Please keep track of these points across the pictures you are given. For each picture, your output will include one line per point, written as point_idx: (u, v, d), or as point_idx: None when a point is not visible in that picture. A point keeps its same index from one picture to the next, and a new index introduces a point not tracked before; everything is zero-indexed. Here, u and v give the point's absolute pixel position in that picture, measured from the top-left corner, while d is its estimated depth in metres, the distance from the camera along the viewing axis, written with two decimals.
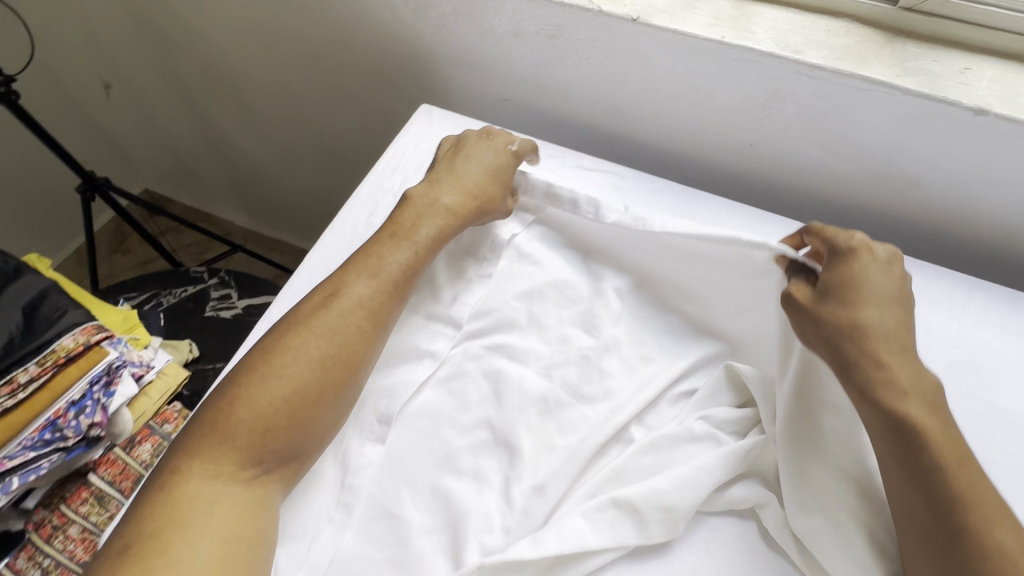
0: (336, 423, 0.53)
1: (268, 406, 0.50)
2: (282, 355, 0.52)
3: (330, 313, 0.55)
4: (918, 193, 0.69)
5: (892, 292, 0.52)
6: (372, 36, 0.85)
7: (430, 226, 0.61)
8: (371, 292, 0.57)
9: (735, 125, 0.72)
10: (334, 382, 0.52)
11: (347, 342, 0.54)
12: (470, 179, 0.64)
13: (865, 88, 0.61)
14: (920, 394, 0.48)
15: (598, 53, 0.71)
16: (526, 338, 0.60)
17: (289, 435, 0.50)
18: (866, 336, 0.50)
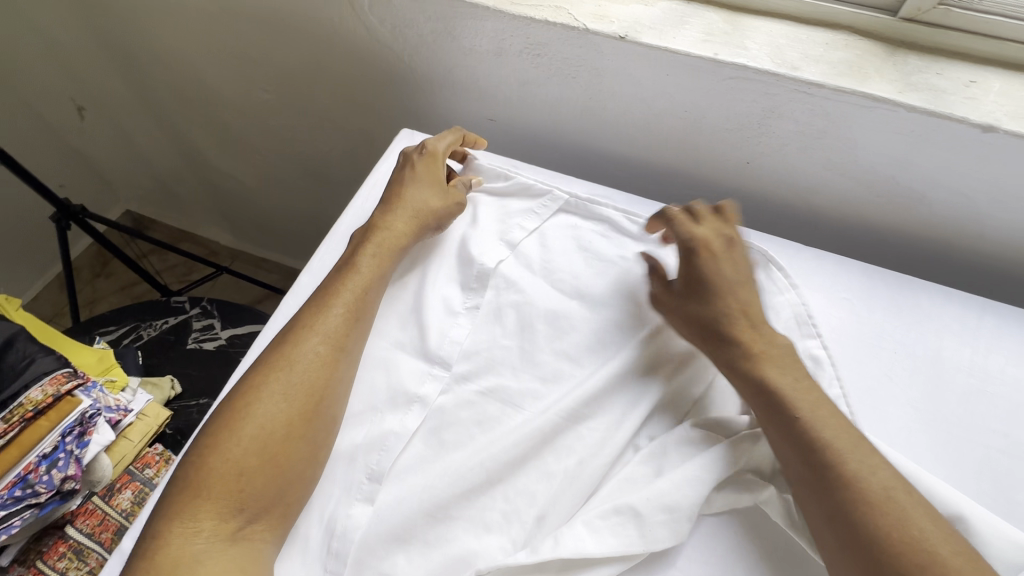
0: (316, 456, 0.48)
1: (239, 448, 0.46)
2: (246, 396, 0.48)
3: (288, 347, 0.51)
4: (922, 211, 0.66)
5: (726, 275, 0.56)
6: (349, 57, 0.81)
7: (383, 245, 0.59)
8: (330, 318, 0.53)
9: (730, 143, 0.69)
10: (301, 413, 0.48)
11: (311, 371, 0.50)
12: (408, 195, 0.63)
13: (867, 105, 0.58)
14: (779, 367, 0.50)
15: (585, 72, 0.68)
16: (521, 380, 0.55)
17: (266, 477, 0.46)
18: (720, 319, 0.53)
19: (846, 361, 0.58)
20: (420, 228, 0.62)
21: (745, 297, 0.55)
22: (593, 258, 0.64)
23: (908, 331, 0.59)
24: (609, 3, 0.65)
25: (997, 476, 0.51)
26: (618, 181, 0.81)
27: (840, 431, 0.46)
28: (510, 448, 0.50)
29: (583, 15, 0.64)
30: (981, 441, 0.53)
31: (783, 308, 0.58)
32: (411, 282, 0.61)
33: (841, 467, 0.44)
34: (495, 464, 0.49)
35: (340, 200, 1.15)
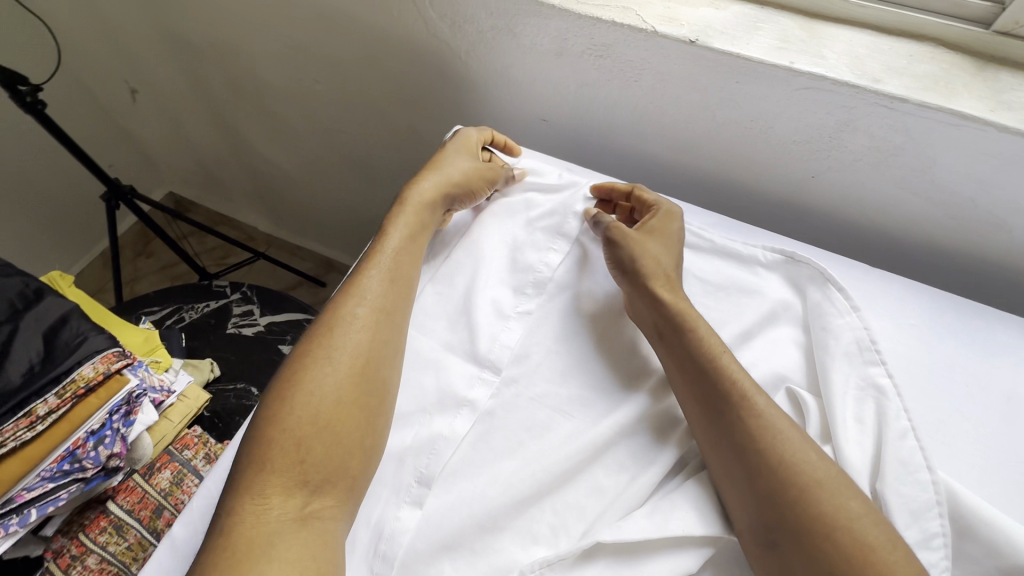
0: (372, 417, 0.48)
1: (295, 415, 0.46)
2: (296, 364, 0.49)
3: (331, 315, 0.52)
4: (1002, 236, 0.62)
5: (655, 230, 0.59)
6: (403, 51, 0.81)
7: (414, 210, 0.60)
8: (369, 284, 0.54)
9: (797, 156, 0.66)
10: (350, 375, 0.48)
11: (356, 334, 0.50)
12: (438, 163, 0.64)
13: (954, 123, 0.55)
14: (698, 319, 0.53)
15: (648, 76, 0.66)
16: (571, 388, 0.54)
17: (327, 446, 0.46)
18: (659, 267, 0.56)
19: (914, 390, 0.54)
20: (449, 191, 0.62)
21: (675, 253, 0.59)
22: None
23: (982, 363, 0.56)
24: (679, 5, 0.63)
25: None
26: (670, 189, 0.78)
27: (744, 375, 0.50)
28: (561, 460, 0.49)
29: (652, 17, 0.62)
30: None
31: (844, 331, 0.54)
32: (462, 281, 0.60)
33: (751, 410, 0.47)
34: (545, 475, 0.48)
35: (380, 193, 1.16)
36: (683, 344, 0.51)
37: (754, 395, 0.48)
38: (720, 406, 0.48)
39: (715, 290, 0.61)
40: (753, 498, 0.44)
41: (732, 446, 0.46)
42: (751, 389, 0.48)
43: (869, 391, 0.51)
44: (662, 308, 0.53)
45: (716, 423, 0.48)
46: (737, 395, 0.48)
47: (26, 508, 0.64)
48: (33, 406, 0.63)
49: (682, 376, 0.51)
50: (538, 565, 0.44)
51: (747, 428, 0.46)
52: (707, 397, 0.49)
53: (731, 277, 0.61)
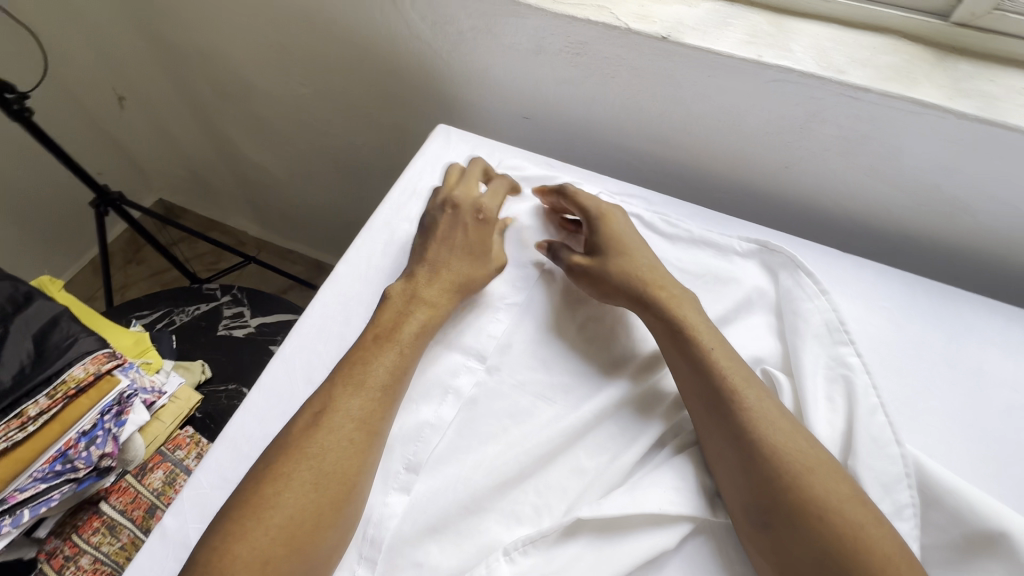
0: (338, 538, 0.45)
1: (260, 541, 0.42)
2: (269, 483, 0.44)
3: (317, 429, 0.47)
4: (967, 220, 0.64)
5: (609, 241, 0.60)
6: (388, 53, 0.83)
7: (429, 324, 0.55)
8: (364, 400, 0.49)
9: (770, 146, 0.67)
10: (331, 496, 0.45)
11: (340, 458, 0.46)
12: (435, 255, 0.59)
13: (917, 111, 0.57)
14: (689, 312, 0.54)
15: (624, 72, 0.68)
16: (551, 373, 0.55)
17: (296, 563, 0.42)
18: (635, 273, 0.56)
19: (885, 369, 0.56)
20: (450, 301, 0.57)
21: (645, 261, 0.58)
22: None
23: (948, 342, 0.58)
24: (651, 3, 0.65)
25: None
26: (649, 181, 0.80)
27: (739, 368, 0.50)
28: (543, 443, 0.50)
29: (626, 15, 0.64)
30: None
31: (813, 314, 0.56)
32: None
33: (747, 404, 0.48)
34: (526, 458, 0.50)
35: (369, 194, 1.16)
36: (680, 341, 0.52)
37: (749, 387, 0.49)
38: (717, 398, 0.48)
39: (691, 276, 0.62)
40: (745, 481, 0.45)
41: (728, 435, 0.47)
42: (747, 380, 0.49)
43: (839, 369, 0.53)
44: (660, 310, 0.54)
45: (716, 415, 0.48)
46: (732, 388, 0.48)
47: (18, 510, 0.65)
48: (24, 406, 0.63)
49: (679, 374, 0.51)
50: (521, 542, 0.46)
51: (746, 420, 0.47)
52: (706, 390, 0.49)
53: (711, 264, 0.62)
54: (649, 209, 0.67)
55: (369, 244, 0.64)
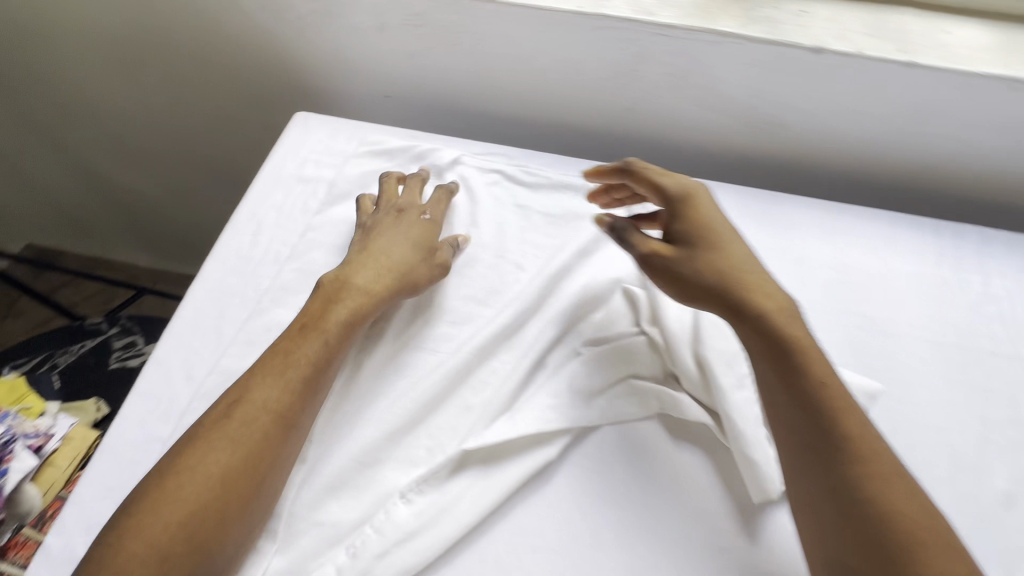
0: (244, 529, 0.44)
1: (153, 535, 0.40)
2: (170, 473, 0.43)
3: (230, 421, 0.46)
4: (784, 134, 0.72)
5: (694, 232, 0.53)
6: (240, 48, 0.82)
7: (357, 314, 0.54)
8: (281, 391, 0.48)
9: (610, 91, 0.73)
10: (236, 485, 0.44)
11: (253, 449, 0.45)
12: (375, 246, 0.59)
13: (716, 41, 0.64)
14: (800, 330, 0.47)
15: (466, 38, 0.71)
16: (432, 326, 0.58)
17: (198, 556, 0.41)
18: (732, 284, 0.49)
19: None
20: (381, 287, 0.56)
21: (738, 256, 0.51)
22: (494, 208, 0.67)
23: (779, 240, 0.66)
24: None
25: (852, 349, 0.59)
26: (515, 142, 0.84)
27: (850, 406, 0.44)
28: (430, 389, 0.53)
29: None
30: (842, 323, 0.61)
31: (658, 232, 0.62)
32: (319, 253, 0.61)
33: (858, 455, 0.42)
34: (414, 407, 0.52)
35: None
36: (778, 355, 0.46)
37: (850, 412, 0.44)
38: (817, 433, 0.43)
39: (552, 219, 0.66)
40: (834, 536, 0.40)
41: (827, 481, 0.42)
42: (847, 403, 0.44)
43: None
44: (755, 328, 0.48)
45: (817, 461, 0.43)
46: (832, 419, 0.43)
47: None
48: None
49: (774, 402, 0.46)
50: (415, 483, 0.49)
51: (855, 471, 0.41)
52: (801, 418, 0.44)
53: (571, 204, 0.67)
54: (510, 162, 0.71)
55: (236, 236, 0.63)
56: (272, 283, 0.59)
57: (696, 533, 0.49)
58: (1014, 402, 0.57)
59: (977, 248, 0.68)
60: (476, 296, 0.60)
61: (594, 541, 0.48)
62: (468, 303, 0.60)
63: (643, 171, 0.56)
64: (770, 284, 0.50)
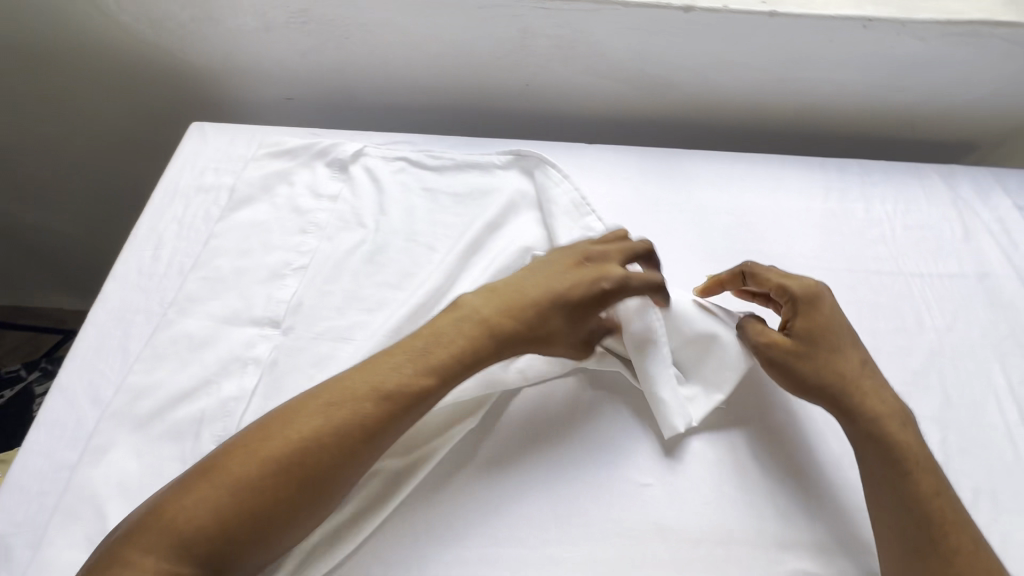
0: (285, 545, 0.42)
1: (210, 515, 0.39)
2: (227, 459, 0.41)
3: (325, 427, 0.43)
4: (675, 92, 0.76)
5: (814, 330, 0.53)
6: (126, 63, 0.79)
7: (477, 354, 0.48)
8: (383, 409, 0.44)
9: (506, 69, 0.75)
10: (291, 501, 0.41)
11: (332, 463, 0.42)
12: (526, 289, 0.52)
13: (594, 9, 0.66)
14: (909, 436, 0.48)
15: (354, 31, 0.71)
16: (348, 316, 0.58)
17: (240, 548, 0.40)
18: (841, 386, 0.50)
19: (632, 227, 0.66)
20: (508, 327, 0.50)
21: (857, 362, 0.52)
22: (401, 193, 0.67)
23: (679, 192, 0.70)
24: None
25: None
26: (424, 130, 0.85)
27: (946, 498, 0.46)
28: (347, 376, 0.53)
29: None
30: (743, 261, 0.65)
31: (561, 197, 0.64)
32: (225, 260, 0.61)
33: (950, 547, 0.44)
34: None
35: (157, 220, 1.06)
36: (886, 454, 0.47)
37: (947, 505, 0.46)
38: (920, 520, 0.45)
39: (459, 198, 0.67)
40: None
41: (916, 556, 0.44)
42: (939, 488, 0.46)
43: (587, 235, 0.61)
44: (865, 425, 0.49)
45: (916, 543, 0.44)
46: (939, 524, 0.45)
47: None
48: None
49: (872, 478, 0.48)
50: None
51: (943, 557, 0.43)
52: (903, 507, 0.45)
53: (477, 182, 0.68)
54: (414, 148, 0.72)
55: (137, 254, 0.62)
56: (176, 294, 0.58)
57: (618, 473, 0.51)
58: (899, 313, 0.61)
59: (857, 179, 0.73)
60: (390, 280, 0.60)
61: (520, 496, 0.49)
62: (382, 288, 0.60)
63: (763, 273, 0.56)
64: (881, 388, 0.51)
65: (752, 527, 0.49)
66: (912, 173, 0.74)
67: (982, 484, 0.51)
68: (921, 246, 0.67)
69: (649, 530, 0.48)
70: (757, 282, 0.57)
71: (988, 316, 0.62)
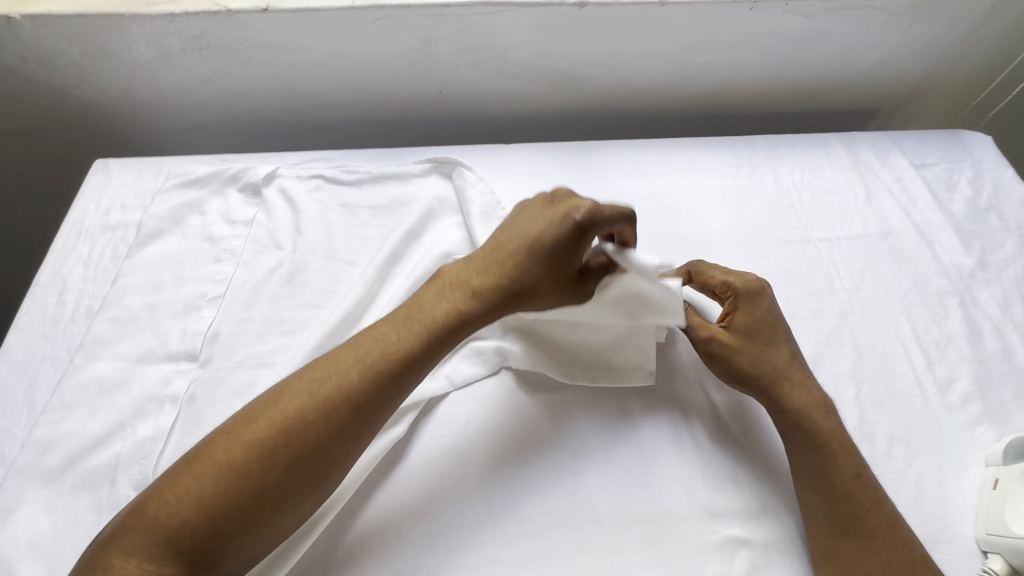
0: (270, 537, 0.41)
1: (199, 501, 0.38)
2: (213, 447, 0.41)
3: (311, 401, 0.43)
4: (585, 86, 0.78)
5: (753, 325, 0.54)
6: (18, 106, 0.76)
7: (457, 317, 0.49)
8: (367, 378, 0.44)
9: (416, 78, 0.75)
10: (280, 481, 0.40)
11: (323, 434, 0.42)
12: (499, 250, 0.52)
13: (492, 12, 0.67)
14: (836, 426, 0.50)
15: (255, 52, 0.70)
16: (268, 341, 0.57)
17: (231, 534, 0.39)
18: (776, 380, 0.52)
19: None
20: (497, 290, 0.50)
21: (789, 355, 0.53)
22: (318, 211, 0.66)
23: (596, 183, 0.71)
24: None
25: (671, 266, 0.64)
26: (344, 146, 0.84)
27: (866, 478, 0.48)
28: None
29: None
30: (662, 244, 0.66)
31: (479, 198, 0.65)
32: (135, 297, 0.59)
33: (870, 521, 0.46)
34: None
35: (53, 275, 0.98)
36: (814, 441, 0.49)
37: (866, 484, 0.48)
38: (841, 500, 0.47)
39: (378, 210, 0.67)
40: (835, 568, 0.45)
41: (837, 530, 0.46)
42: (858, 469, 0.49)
43: None
44: (798, 416, 0.50)
45: (838, 519, 0.47)
46: (858, 499, 0.47)
47: None
48: None
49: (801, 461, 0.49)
50: None
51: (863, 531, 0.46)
52: (826, 488, 0.48)
53: (395, 192, 0.68)
54: (330, 165, 0.71)
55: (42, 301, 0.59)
56: (84, 339, 0.56)
57: (551, 464, 0.51)
58: (811, 278, 0.64)
59: (765, 153, 0.76)
60: (310, 300, 0.60)
61: (454, 499, 0.49)
62: (302, 308, 0.59)
63: (706, 271, 0.57)
64: (807, 380, 0.52)
65: (683, 499, 0.49)
66: (816, 143, 0.77)
67: (896, 431, 0.54)
68: (828, 212, 0.70)
69: (584, 516, 0.48)
70: (700, 278, 0.57)
71: (893, 271, 0.65)
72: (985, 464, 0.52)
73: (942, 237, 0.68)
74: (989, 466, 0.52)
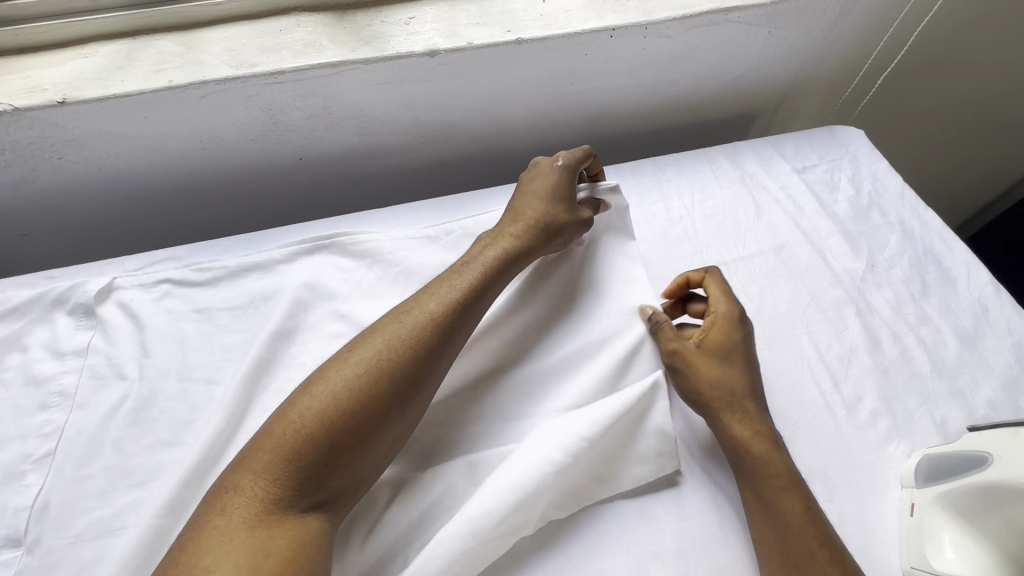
0: (374, 465, 0.42)
1: (316, 419, 0.40)
2: (324, 373, 0.43)
3: (401, 325, 0.46)
4: (455, 128, 0.73)
5: (726, 345, 0.52)
6: None
7: (508, 241, 0.53)
8: (446, 302, 0.48)
9: (268, 147, 0.67)
10: (383, 401, 0.42)
11: (417, 350, 0.44)
12: (517, 198, 0.58)
13: (335, 72, 0.60)
14: (776, 454, 0.48)
15: (67, 148, 0.60)
16: (113, 501, 0.48)
17: (348, 452, 0.40)
18: (731, 407, 0.49)
19: None
20: (537, 227, 0.54)
21: (750, 379, 0.51)
22: (168, 322, 0.58)
23: None
24: (38, 70, 0.58)
25: None
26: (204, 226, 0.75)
27: (807, 507, 0.45)
28: None
29: (8, 95, 0.56)
30: None
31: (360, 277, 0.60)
32: None
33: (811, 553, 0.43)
34: None
35: None
36: (753, 471, 0.47)
37: (808, 513, 0.45)
38: (781, 533, 0.44)
39: (240, 309, 0.59)
40: None
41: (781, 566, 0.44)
42: (803, 495, 0.46)
43: None
44: (739, 445, 0.48)
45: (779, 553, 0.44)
46: (798, 530, 0.44)
47: None
48: None
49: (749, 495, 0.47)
50: None
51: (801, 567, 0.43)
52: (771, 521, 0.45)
53: (258, 284, 0.61)
54: (180, 264, 0.62)
55: None
56: None
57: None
58: None
59: (653, 177, 0.73)
60: (164, 436, 0.51)
61: None
62: (155, 449, 0.51)
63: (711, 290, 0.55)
64: (757, 413, 0.50)
65: None
66: (698, 157, 0.76)
67: (814, 466, 0.52)
68: (720, 232, 0.68)
69: None
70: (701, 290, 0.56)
71: (790, 288, 0.64)
72: (901, 486, 0.51)
73: (831, 242, 0.68)
74: (905, 488, 0.51)
